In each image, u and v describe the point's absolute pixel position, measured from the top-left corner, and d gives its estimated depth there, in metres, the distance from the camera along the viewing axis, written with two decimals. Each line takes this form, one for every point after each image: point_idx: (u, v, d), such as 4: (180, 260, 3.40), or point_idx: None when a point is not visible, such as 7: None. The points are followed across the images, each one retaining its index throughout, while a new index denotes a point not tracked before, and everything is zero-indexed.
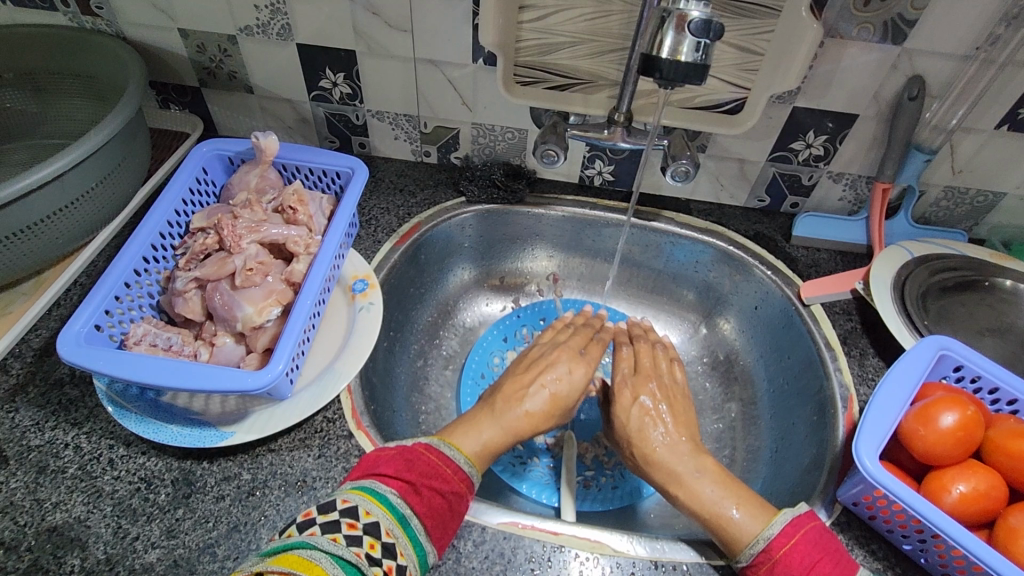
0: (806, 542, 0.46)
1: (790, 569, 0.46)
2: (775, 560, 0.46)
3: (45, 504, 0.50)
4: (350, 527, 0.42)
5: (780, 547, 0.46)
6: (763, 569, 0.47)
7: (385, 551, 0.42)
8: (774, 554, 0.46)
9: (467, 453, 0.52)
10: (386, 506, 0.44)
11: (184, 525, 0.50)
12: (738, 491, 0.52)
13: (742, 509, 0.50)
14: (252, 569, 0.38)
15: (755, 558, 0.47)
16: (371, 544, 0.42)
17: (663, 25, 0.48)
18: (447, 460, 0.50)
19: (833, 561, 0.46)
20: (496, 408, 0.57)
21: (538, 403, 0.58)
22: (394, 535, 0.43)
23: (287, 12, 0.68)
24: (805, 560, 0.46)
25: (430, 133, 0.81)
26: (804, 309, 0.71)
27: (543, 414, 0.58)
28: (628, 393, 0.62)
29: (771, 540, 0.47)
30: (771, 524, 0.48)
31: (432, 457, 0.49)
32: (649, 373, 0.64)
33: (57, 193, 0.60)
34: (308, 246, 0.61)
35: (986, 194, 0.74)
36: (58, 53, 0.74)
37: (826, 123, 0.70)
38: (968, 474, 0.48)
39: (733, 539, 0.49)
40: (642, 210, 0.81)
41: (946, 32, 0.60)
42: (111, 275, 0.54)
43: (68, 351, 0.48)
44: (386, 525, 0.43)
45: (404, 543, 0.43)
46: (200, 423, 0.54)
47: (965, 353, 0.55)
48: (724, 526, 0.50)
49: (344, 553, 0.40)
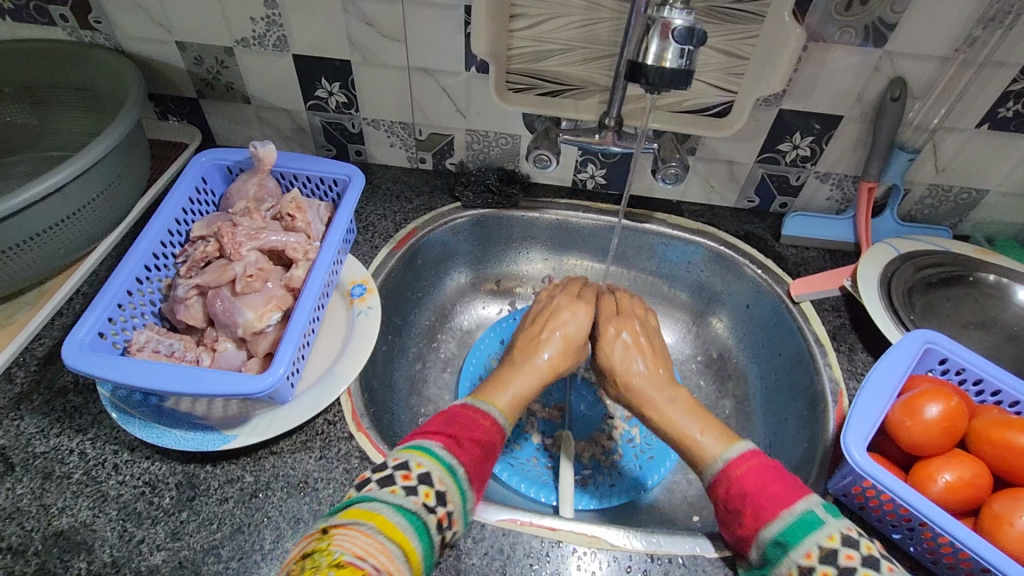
0: (761, 466, 0.49)
1: (743, 487, 0.48)
2: (730, 480, 0.49)
3: (51, 509, 0.51)
4: (405, 478, 0.45)
5: (736, 467, 0.49)
6: (721, 486, 0.49)
7: (438, 498, 0.45)
8: (730, 474, 0.49)
9: (499, 406, 0.55)
10: (434, 458, 0.47)
11: (188, 527, 0.51)
12: (705, 420, 0.54)
13: (706, 433, 0.53)
14: (321, 525, 0.41)
15: (715, 476, 0.50)
16: (426, 492, 0.44)
17: (648, 33, 0.50)
18: (484, 413, 0.53)
19: (787, 483, 0.47)
20: (517, 359, 0.60)
21: (553, 348, 0.61)
22: (444, 483, 0.45)
23: (283, 23, 0.70)
24: (758, 475, 0.48)
25: (425, 140, 0.82)
26: (795, 306, 0.73)
27: (560, 357, 0.61)
28: (611, 328, 0.64)
29: (729, 461, 0.50)
30: (731, 448, 0.51)
31: (468, 412, 0.52)
32: (631, 315, 0.66)
33: (59, 204, 0.61)
34: (307, 252, 0.62)
35: (969, 191, 0.76)
36: (56, 67, 0.75)
37: (812, 124, 0.72)
38: (954, 463, 0.49)
39: (699, 458, 0.52)
40: (634, 212, 0.82)
41: (925, 35, 0.62)
42: (114, 283, 0.55)
43: (73, 358, 0.49)
44: (437, 474, 0.46)
45: (454, 490, 0.46)
46: (204, 427, 0.55)
47: (949, 345, 0.56)
48: (692, 446, 0.53)
49: (404, 501, 0.43)
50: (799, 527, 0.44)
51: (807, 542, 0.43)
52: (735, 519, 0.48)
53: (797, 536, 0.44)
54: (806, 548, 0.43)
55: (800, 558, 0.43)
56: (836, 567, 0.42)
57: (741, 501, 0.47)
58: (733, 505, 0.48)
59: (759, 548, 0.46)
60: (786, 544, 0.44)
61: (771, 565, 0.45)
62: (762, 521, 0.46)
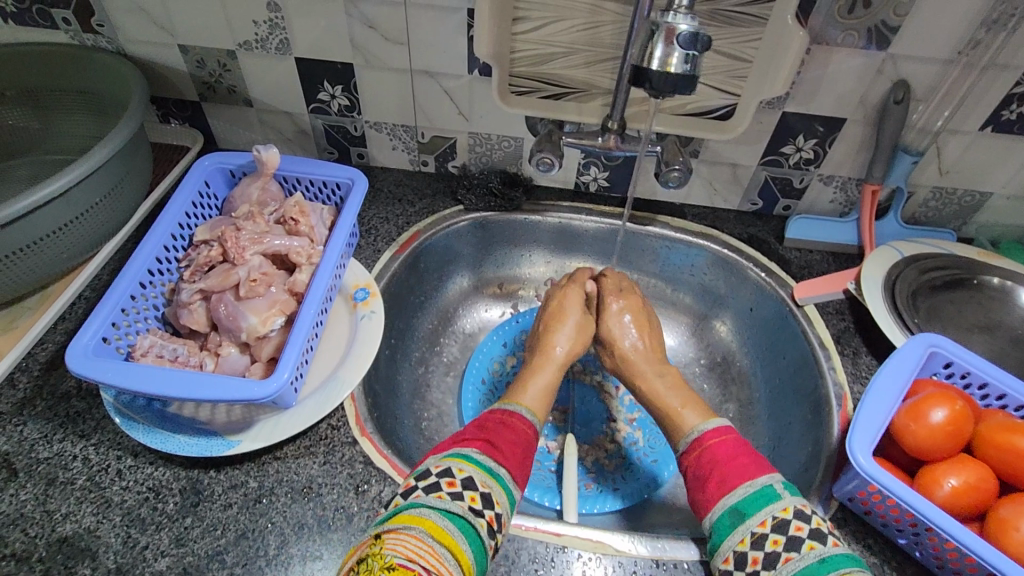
0: (735, 440, 0.52)
1: (713, 454, 0.51)
2: (703, 448, 0.52)
3: (55, 515, 0.51)
4: (450, 485, 0.45)
5: (710, 437, 0.53)
6: (693, 454, 0.53)
7: (484, 501, 0.45)
8: (704, 443, 0.52)
9: (528, 405, 0.56)
10: (474, 463, 0.47)
11: (192, 533, 0.50)
12: (686, 397, 0.59)
13: (686, 407, 0.57)
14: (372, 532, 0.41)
15: (689, 445, 0.54)
16: (472, 497, 0.45)
17: (653, 38, 0.50)
18: (512, 415, 0.54)
19: (754, 460, 0.50)
20: (537, 360, 0.63)
21: (566, 343, 0.64)
22: (488, 486, 0.46)
23: (285, 27, 0.70)
24: (729, 450, 0.51)
25: (427, 143, 0.82)
26: (799, 310, 0.72)
27: (573, 348, 0.64)
28: (613, 300, 0.67)
29: (704, 432, 0.53)
30: (708, 422, 0.54)
31: (499, 417, 0.53)
32: (632, 289, 0.70)
33: (62, 209, 0.61)
34: (311, 256, 0.62)
35: (973, 193, 0.76)
36: (58, 70, 0.75)
37: (816, 126, 0.72)
38: (960, 468, 0.49)
39: (681, 430, 0.56)
40: (637, 215, 0.82)
41: (929, 37, 0.61)
42: (117, 288, 0.55)
43: (77, 363, 0.49)
44: (480, 478, 0.46)
45: (499, 491, 0.46)
46: (208, 432, 0.55)
47: (954, 349, 0.56)
48: (675, 419, 0.57)
49: (451, 506, 0.43)
50: (758, 498, 0.46)
51: (762, 513, 0.45)
52: (700, 488, 0.50)
53: (754, 506, 0.46)
54: (762, 517, 0.45)
55: (754, 526, 0.45)
56: (785, 537, 0.43)
57: (709, 471, 0.50)
58: (701, 475, 0.50)
59: (715, 515, 0.47)
60: (743, 512, 0.46)
61: (723, 534, 0.46)
62: (725, 489, 0.48)
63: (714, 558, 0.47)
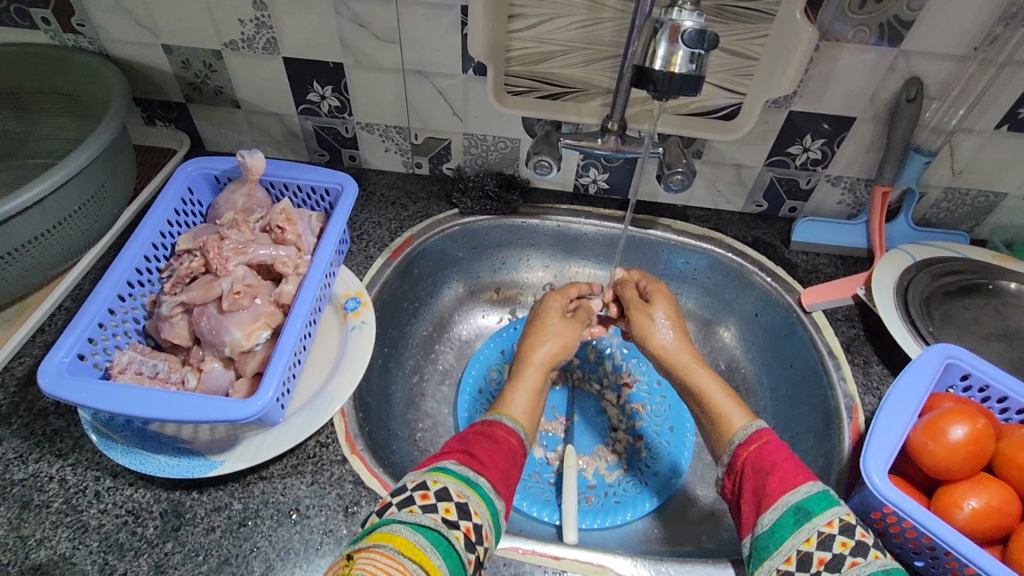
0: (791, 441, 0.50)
1: (772, 451, 0.49)
2: (761, 443, 0.50)
3: (28, 541, 0.48)
4: (423, 498, 0.42)
5: (767, 435, 0.51)
6: (749, 449, 0.50)
7: (461, 512, 0.43)
8: (762, 439, 0.50)
9: (514, 415, 0.55)
10: (450, 474, 0.45)
11: (173, 559, 0.48)
12: (726, 386, 0.58)
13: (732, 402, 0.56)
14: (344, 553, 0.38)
15: (741, 439, 0.51)
16: (447, 509, 0.42)
17: (656, 35, 0.47)
18: (495, 424, 0.52)
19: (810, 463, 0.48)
20: (518, 366, 0.61)
21: (550, 346, 0.62)
22: (465, 496, 0.44)
23: (271, 25, 0.67)
24: (786, 451, 0.49)
25: (421, 144, 0.79)
26: (806, 316, 0.70)
27: (557, 352, 0.62)
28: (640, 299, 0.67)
29: (760, 429, 0.51)
30: (762, 420, 0.53)
31: (478, 429, 0.52)
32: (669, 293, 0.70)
33: (38, 217, 0.59)
34: (297, 266, 0.59)
35: (987, 194, 0.73)
36: (37, 71, 0.73)
37: (823, 126, 0.69)
38: (980, 488, 0.47)
39: (729, 424, 0.54)
40: (638, 218, 0.80)
41: (943, 33, 0.59)
42: (94, 301, 0.53)
43: (50, 382, 0.46)
44: (455, 488, 0.44)
45: (476, 501, 0.44)
46: (191, 452, 0.53)
47: (971, 361, 0.53)
48: (720, 412, 0.55)
49: (422, 519, 0.40)
50: (823, 498, 0.44)
51: (829, 512, 0.43)
52: (758, 482, 0.47)
53: (820, 505, 0.43)
54: (829, 517, 0.42)
55: (821, 525, 0.42)
56: (854, 541, 0.41)
57: (770, 467, 0.48)
58: (760, 471, 0.48)
59: (776, 511, 0.44)
60: (809, 510, 0.43)
61: (785, 531, 0.43)
62: (788, 486, 0.45)
63: (766, 560, 0.43)
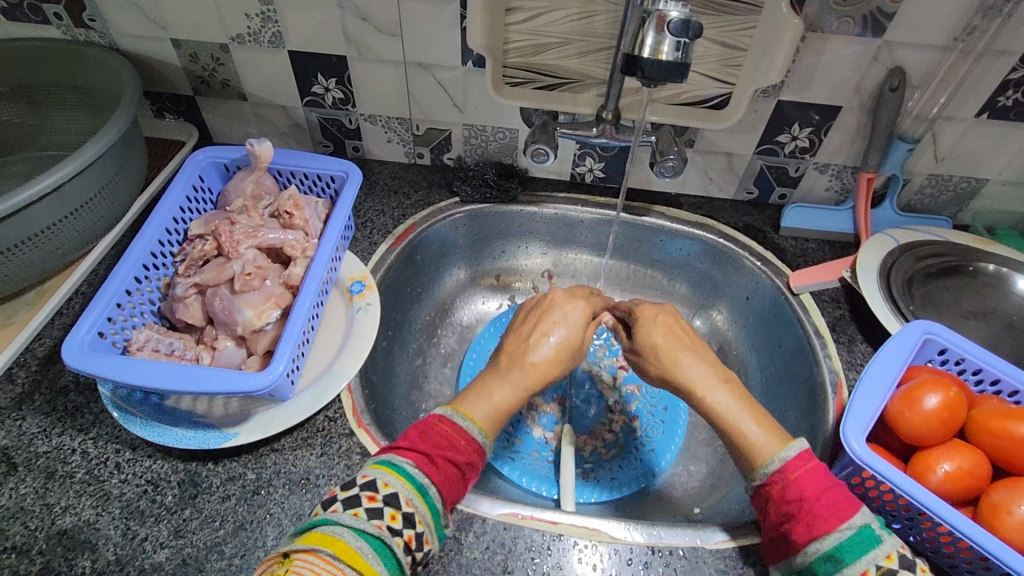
0: (820, 469, 0.46)
1: (802, 490, 0.45)
2: (788, 481, 0.46)
3: (54, 508, 0.51)
4: (370, 500, 0.43)
5: (794, 470, 0.46)
6: (775, 487, 0.46)
7: (406, 520, 0.43)
8: (789, 476, 0.46)
9: (477, 420, 0.51)
10: (402, 477, 0.44)
11: (191, 524, 0.51)
12: (752, 409, 0.51)
13: (762, 427, 0.50)
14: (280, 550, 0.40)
15: (769, 476, 0.47)
16: (392, 515, 0.43)
17: (644, 25, 0.50)
18: (460, 430, 0.49)
19: (844, 493, 0.45)
20: (502, 368, 0.56)
21: (543, 353, 0.56)
22: (413, 505, 0.44)
23: (277, 20, 0.70)
24: (818, 484, 0.45)
25: (422, 135, 0.82)
26: (794, 298, 0.72)
27: (548, 364, 0.56)
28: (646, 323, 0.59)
29: (787, 462, 0.47)
30: (788, 447, 0.47)
31: (443, 427, 0.49)
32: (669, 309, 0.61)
33: (56, 204, 0.61)
34: (305, 249, 0.62)
35: (969, 180, 0.76)
36: (51, 65, 0.75)
37: (812, 115, 0.71)
38: (954, 453, 0.50)
39: (755, 456, 0.49)
40: (632, 206, 0.82)
41: (924, 24, 0.61)
42: (113, 282, 0.55)
43: (73, 358, 0.49)
44: (405, 495, 0.43)
45: (423, 512, 0.44)
46: (205, 425, 0.55)
47: (949, 337, 0.56)
48: (745, 442, 0.50)
49: (366, 526, 0.41)
50: (858, 544, 0.42)
51: (863, 561, 0.42)
52: (785, 525, 0.45)
53: (853, 554, 0.42)
54: (863, 567, 0.41)
55: None
56: None
57: (799, 511, 0.45)
58: (786, 510, 0.45)
59: (806, 557, 0.44)
60: (840, 560, 0.42)
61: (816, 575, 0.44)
62: (817, 533, 0.43)
63: None
